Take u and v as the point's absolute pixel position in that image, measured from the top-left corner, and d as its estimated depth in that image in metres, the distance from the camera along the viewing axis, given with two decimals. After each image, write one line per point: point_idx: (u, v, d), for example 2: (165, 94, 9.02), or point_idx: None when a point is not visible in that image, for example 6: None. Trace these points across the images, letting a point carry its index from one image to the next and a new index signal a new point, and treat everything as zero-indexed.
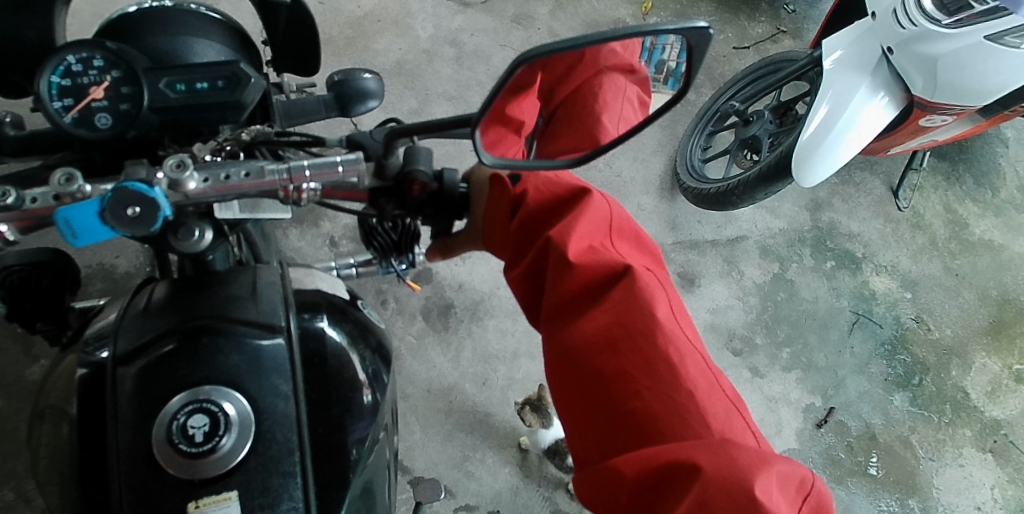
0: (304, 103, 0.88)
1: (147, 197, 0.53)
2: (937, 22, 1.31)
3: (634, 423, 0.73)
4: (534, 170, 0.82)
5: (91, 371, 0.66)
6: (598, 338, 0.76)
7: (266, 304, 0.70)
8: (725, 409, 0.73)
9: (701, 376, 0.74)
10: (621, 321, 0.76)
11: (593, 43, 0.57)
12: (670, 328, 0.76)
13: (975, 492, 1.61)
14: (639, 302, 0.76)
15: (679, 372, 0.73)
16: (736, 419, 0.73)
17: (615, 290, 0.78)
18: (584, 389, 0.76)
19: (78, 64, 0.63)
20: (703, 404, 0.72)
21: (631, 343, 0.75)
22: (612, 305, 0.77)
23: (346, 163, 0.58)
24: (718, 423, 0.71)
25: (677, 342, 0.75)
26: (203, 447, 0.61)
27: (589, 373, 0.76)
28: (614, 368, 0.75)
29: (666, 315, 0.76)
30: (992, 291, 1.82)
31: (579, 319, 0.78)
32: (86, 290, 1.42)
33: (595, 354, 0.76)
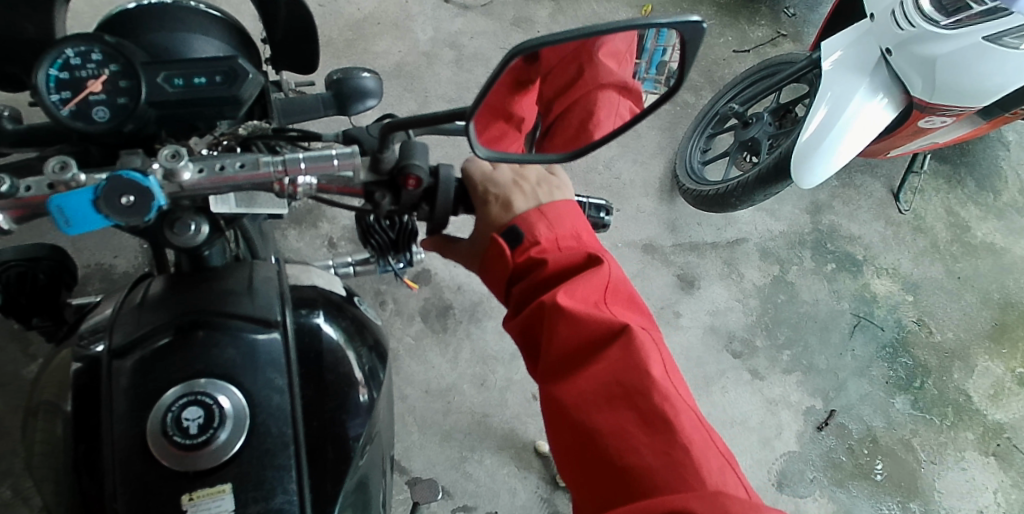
0: (302, 101, 0.88)
1: (141, 186, 0.54)
2: (936, 23, 1.31)
3: (631, 481, 0.72)
4: (535, 223, 0.76)
5: (86, 365, 0.66)
6: (594, 396, 0.75)
7: (262, 299, 0.70)
8: (722, 461, 0.71)
9: (696, 430, 0.72)
10: (617, 378, 0.74)
11: (586, 35, 0.56)
12: (666, 383, 0.74)
13: (977, 496, 1.60)
14: (634, 359, 0.75)
15: (676, 427, 0.72)
16: (732, 472, 0.71)
17: (610, 348, 0.76)
18: (581, 446, 0.75)
19: (77, 58, 0.63)
20: (698, 457, 0.70)
21: (627, 401, 0.74)
22: (607, 361, 0.75)
23: (341, 156, 0.58)
24: (714, 476, 0.70)
25: (672, 396, 0.73)
26: (197, 439, 0.61)
27: (585, 431, 0.75)
28: (611, 425, 0.73)
29: (660, 371, 0.75)
30: (993, 294, 1.81)
31: (575, 376, 0.76)
32: (85, 290, 1.42)
33: (591, 411, 0.74)
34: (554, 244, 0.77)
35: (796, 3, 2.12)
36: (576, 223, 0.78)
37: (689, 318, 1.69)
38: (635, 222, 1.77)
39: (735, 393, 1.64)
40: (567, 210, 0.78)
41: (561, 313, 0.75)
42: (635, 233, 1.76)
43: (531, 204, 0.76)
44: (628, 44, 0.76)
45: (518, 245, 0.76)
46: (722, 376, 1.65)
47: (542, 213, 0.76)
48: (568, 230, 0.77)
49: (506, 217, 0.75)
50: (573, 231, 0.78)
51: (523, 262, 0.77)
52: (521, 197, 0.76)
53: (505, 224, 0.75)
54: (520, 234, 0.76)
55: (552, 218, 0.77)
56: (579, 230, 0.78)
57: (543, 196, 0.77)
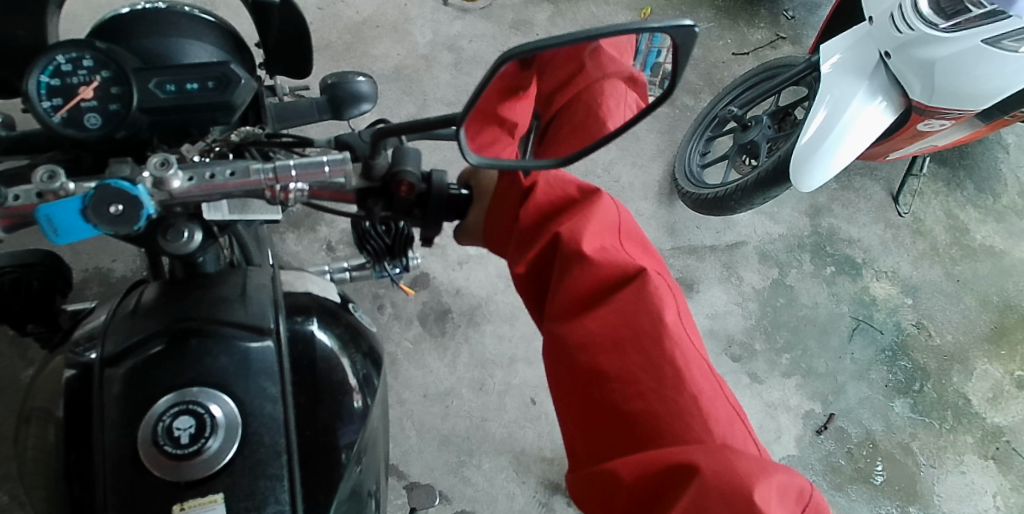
0: (297, 106, 0.88)
1: (130, 195, 0.53)
2: (935, 26, 1.31)
3: (634, 427, 0.68)
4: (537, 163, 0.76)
5: (78, 372, 0.65)
6: (603, 336, 0.71)
7: (255, 306, 0.69)
8: (730, 416, 0.69)
9: (706, 382, 0.69)
10: (628, 320, 0.70)
11: (577, 40, 0.56)
12: (679, 329, 0.70)
13: (977, 499, 1.60)
14: (649, 302, 0.71)
15: (686, 376, 0.68)
16: (739, 427, 0.69)
17: (624, 289, 0.72)
18: (586, 388, 0.71)
19: (68, 65, 0.63)
20: (707, 409, 0.67)
21: (638, 344, 0.70)
22: (619, 303, 0.71)
23: (332, 163, 0.57)
24: (721, 429, 0.67)
25: (683, 344, 0.70)
26: (188, 449, 0.61)
27: (592, 371, 0.71)
28: (619, 367, 0.69)
29: (674, 317, 0.71)
30: (993, 298, 1.81)
31: (585, 314, 0.72)
32: (83, 294, 1.42)
33: (599, 352, 0.71)
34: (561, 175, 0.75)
35: (796, 6, 2.12)
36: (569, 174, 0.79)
37: None
38: None
39: (734, 397, 1.64)
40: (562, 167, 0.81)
41: (576, 247, 0.72)
42: None
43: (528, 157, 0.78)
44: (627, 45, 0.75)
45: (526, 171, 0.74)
46: (721, 379, 1.65)
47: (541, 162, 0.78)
48: (570, 175, 0.77)
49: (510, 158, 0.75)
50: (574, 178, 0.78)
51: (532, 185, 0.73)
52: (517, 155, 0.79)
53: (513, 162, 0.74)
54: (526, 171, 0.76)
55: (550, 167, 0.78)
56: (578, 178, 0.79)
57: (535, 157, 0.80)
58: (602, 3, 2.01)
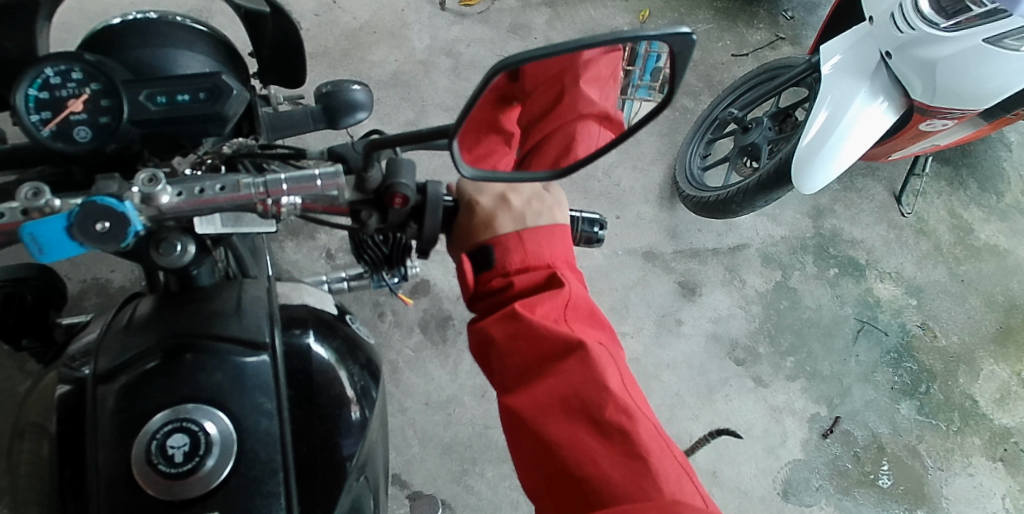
0: (291, 115, 0.86)
1: (117, 212, 0.52)
2: (935, 26, 1.29)
3: (588, 492, 0.70)
4: (509, 249, 0.74)
5: (72, 388, 0.64)
6: (550, 406, 0.74)
7: (250, 319, 0.68)
8: (679, 470, 0.70)
9: (653, 440, 0.71)
10: (574, 390, 0.73)
11: (572, 49, 0.55)
12: (623, 394, 0.73)
13: (985, 502, 1.58)
14: (593, 372, 0.73)
15: (633, 438, 0.70)
16: (688, 482, 0.70)
17: (568, 361, 0.74)
18: (539, 457, 0.73)
19: (56, 77, 0.62)
20: (656, 465, 0.69)
21: (584, 414, 0.72)
22: (565, 374, 0.74)
23: (325, 176, 0.57)
24: (670, 485, 0.68)
25: (629, 407, 0.72)
26: (183, 467, 0.59)
27: (543, 441, 0.73)
28: (567, 436, 0.72)
29: (618, 384, 0.74)
30: (998, 297, 1.79)
31: (533, 386, 0.75)
32: (82, 305, 1.41)
33: (547, 421, 0.73)
34: (523, 272, 0.75)
35: (794, 6, 2.11)
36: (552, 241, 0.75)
37: (691, 325, 1.68)
38: (635, 229, 1.75)
39: (738, 401, 1.62)
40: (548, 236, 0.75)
41: (519, 325, 0.75)
42: (635, 240, 1.74)
43: (515, 224, 0.73)
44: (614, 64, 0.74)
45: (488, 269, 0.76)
46: (725, 383, 1.63)
47: (520, 240, 0.74)
48: (544, 255, 0.75)
49: (485, 233, 0.73)
50: (550, 258, 0.75)
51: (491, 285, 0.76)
52: (507, 219, 0.73)
53: (480, 241, 0.73)
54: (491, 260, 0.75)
55: (529, 246, 0.74)
56: (557, 257, 0.76)
57: (530, 221, 0.74)
58: (600, 5, 2.00)
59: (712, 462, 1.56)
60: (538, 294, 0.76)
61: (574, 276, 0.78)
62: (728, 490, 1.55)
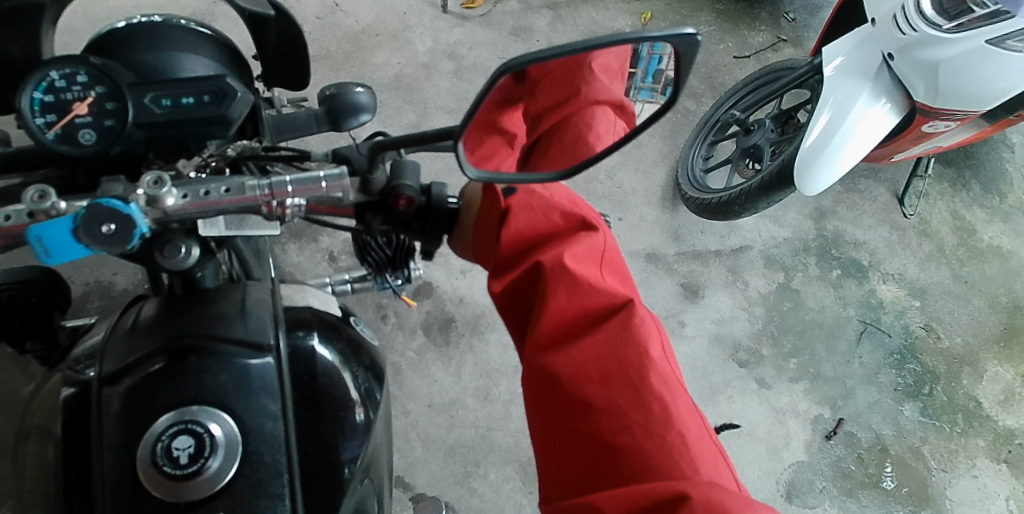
0: (296, 118, 0.88)
1: (122, 214, 0.52)
2: (938, 28, 1.30)
3: (617, 459, 0.65)
4: (528, 183, 0.75)
5: (77, 390, 0.64)
6: (588, 365, 0.69)
7: (254, 321, 0.68)
8: (714, 453, 0.66)
9: (691, 417, 0.66)
10: (613, 350, 0.69)
11: (576, 50, 0.55)
12: (664, 363, 0.69)
13: (989, 503, 1.58)
14: (635, 335, 0.70)
15: (672, 410, 0.66)
16: (723, 466, 0.66)
17: (610, 321, 0.71)
18: (570, 418, 0.68)
19: (62, 80, 0.62)
20: (693, 444, 0.65)
21: (624, 378, 0.67)
22: (606, 333, 0.70)
23: (329, 179, 0.57)
24: (706, 467, 0.64)
25: (669, 377, 0.68)
26: (188, 469, 0.59)
27: (578, 401, 0.68)
28: (605, 397, 0.67)
29: (659, 353, 0.70)
30: (1001, 298, 1.79)
31: (571, 343, 0.71)
32: (84, 308, 1.41)
33: (584, 381, 0.68)
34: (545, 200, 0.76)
35: (796, 8, 2.11)
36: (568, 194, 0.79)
37: (694, 327, 1.68)
38: (637, 231, 1.75)
39: (741, 403, 1.62)
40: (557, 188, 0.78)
41: (559, 273, 0.72)
42: (637, 242, 1.74)
43: (524, 170, 0.76)
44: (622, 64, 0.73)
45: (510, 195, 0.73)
46: (728, 385, 1.63)
47: (533, 179, 0.77)
48: (561, 195, 0.78)
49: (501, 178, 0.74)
50: (566, 199, 0.78)
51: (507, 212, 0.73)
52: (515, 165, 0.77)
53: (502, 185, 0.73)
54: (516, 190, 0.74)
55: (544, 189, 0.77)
56: (572, 200, 0.78)
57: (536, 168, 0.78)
58: (602, 8, 2.00)
59: None
60: (574, 243, 0.74)
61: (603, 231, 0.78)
62: None
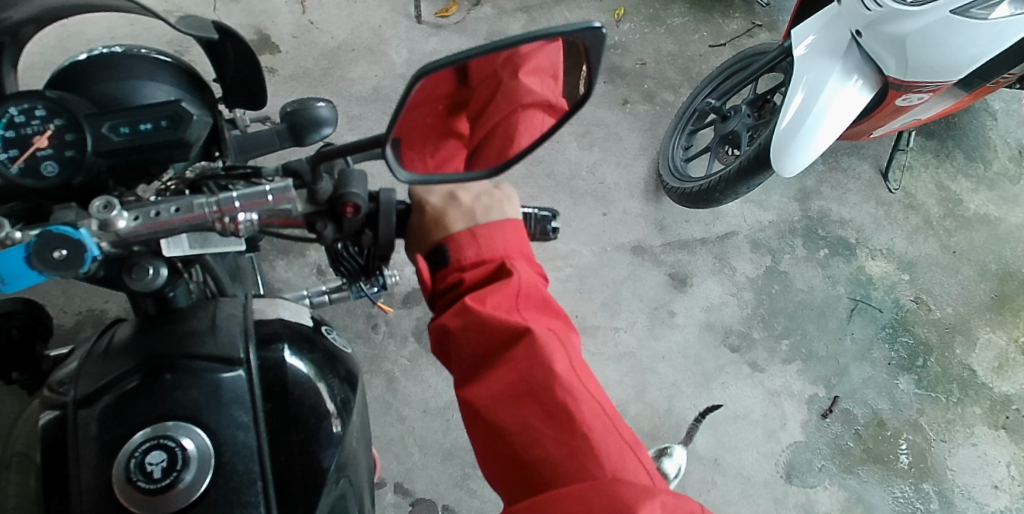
0: (258, 135, 0.89)
1: (72, 239, 0.55)
2: (902, 2, 1.33)
3: (533, 476, 0.70)
4: (461, 243, 0.75)
5: (56, 415, 0.66)
6: (499, 395, 0.73)
7: (225, 337, 0.70)
8: (622, 445, 0.70)
9: (597, 420, 0.71)
10: (520, 375, 0.73)
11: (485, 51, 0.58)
12: (569, 377, 0.73)
13: (991, 470, 1.58)
14: (540, 358, 0.73)
15: (577, 419, 0.70)
16: (632, 455, 0.70)
17: (517, 348, 0.74)
18: (489, 444, 0.73)
19: (21, 116, 0.64)
20: (598, 444, 0.69)
21: (532, 398, 0.72)
22: (514, 360, 0.74)
23: (275, 191, 0.59)
24: (614, 463, 0.69)
25: (575, 387, 0.72)
26: (161, 483, 0.61)
27: (494, 429, 0.73)
28: (517, 422, 0.72)
29: (565, 367, 0.73)
30: (991, 266, 1.80)
31: (485, 375, 0.75)
32: (77, 337, 1.43)
33: (498, 410, 0.73)
34: (478, 266, 0.75)
35: None
36: (510, 237, 0.76)
37: (684, 316, 1.69)
38: (622, 224, 1.77)
39: (735, 387, 1.63)
40: (502, 229, 0.76)
41: (466, 314, 0.74)
42: (623, 235, 1.76)
43: (465, 223, 0.75)
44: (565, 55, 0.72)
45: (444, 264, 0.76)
46: (722, 371, 1.64)
47: (473, 235, 0.75)
48: (498, 250, 0.75)
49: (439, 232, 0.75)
50: (503, 250, 0.75)
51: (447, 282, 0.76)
52: (457, 216, 0.75)
53: (435, 240, 0.75)
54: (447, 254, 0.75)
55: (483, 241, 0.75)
56: (510, 250, 0.76)
57: (479, 215, 0.75)
58: (575, 8, 2.02)
59: (713, 450, 1.56)
60: (489, 285, 0.75)
61: (524, 263, 0.76)
62: (732, 476, 1.55)
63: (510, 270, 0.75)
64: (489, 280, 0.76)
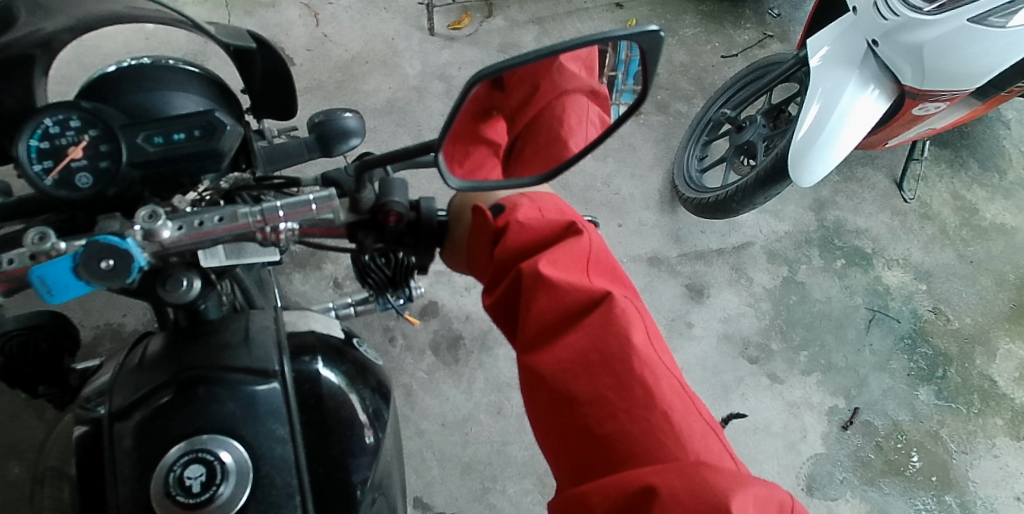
0: (287, 147, 0.89)
1: (119, 249, 0.55)
2: (918, 10, 1.31)
3: (605, 449, 0.66)
4: (516, 200, 0.75)
5: (90, 428, 0.65)
6: (572, 364, 0.70)
7: (259, 349, 0.69)
8: (704, 427, 0.66)
9: (677, 398, 0.67)
10: (595, 344, 0.70)
11: (545, 55, 0.57)
12: (647, 350, 0.69)
13: (1014, 483, 1.56)
14: (617, 326, 0.70)
15: (655, 393, 0.67)
16: (715, 440, 0.66)
17: (591, 316, 0.71)
18: (560, 417, 0.70)
19: (55, 127, 0.63)
20: (678, 423, 0.65)
21: (606, 367, 0.68)
22: (587, 329, 0.71)
23: (319, 200, 0.60)
24: (695, 444, 0.64)
25: (653, 362, 0.69)
26: (200, 497, 0.60)
27: (566, 399, 0.69)
28: (590, 392, 0.68)
29: (643, 338, 0.70)
30: (1008, 276, 1.79)
31: (555, 342, 0.72)
32: (95, 352, 1.43)
33: (570, 379, 0.69)
34: (535, 215, 0.75)
35: (780, 4, 2.14)
36: (558, 205, 0.78)
37: (701, 327, 1.68)
38: (637, 235, 1.76)
39: (754, 399, 1.62)
40: (547, 196, 0.79)
41: (537, 278, 0.71)
42: (639, 247, 1.75)
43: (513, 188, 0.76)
44: (591, 59, 0.69)
45: (501, 213, 0.74)
46: (740, 382, 1.63)
47: (525, 196, 0.77)
48: (552, 206, 0.77)
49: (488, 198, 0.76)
50: (561, 210, 0.77)
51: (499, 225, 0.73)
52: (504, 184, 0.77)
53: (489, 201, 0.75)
54: (505, 207, 0.74)
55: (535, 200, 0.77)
56: (568, 211, 0.78)
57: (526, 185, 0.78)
58: (587, 19, 2.03)
59: None
60: (557, 250, 0.73)
61: (591, 231, 0.77)
62: None
63: (580, 230, 0.75)
64: (558, 239, 0.75)
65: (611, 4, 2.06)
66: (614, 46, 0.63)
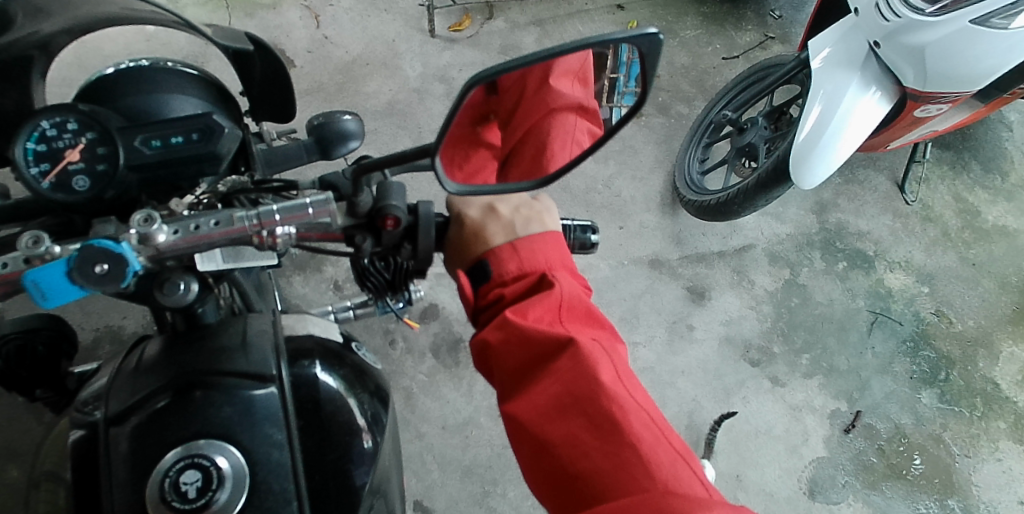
0: (286, 149, 0.88)
1: (114, 253, 0.54)
2: (920, 11, 1.30)
3: (580, 488, 0.68)
4: (503, 260, 0.75)
5: (85, 433, 0.64)
6: (543, 407, 0.72)
7: (256, 353, 0.68)
8: (674, 455, 0.68)
9: (645, 430, 0.69)
10: (564, 386, 0.72)
11: (542, 58, 0.56)
12: (615, 386, 0.71)
13: (1016, 486, 1.56)
14: (584, 366, 0.72)
15: (623, 427, 0.69)
16: (684, 465, 0.67)
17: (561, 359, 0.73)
18: (537, 460, 0.72)
19: (52, 129, 0.63)
20: (647, 454, 0.67)
21: (577, 408, 0.70)
22: (557, 372, 0.73)
23: (316, 204, 0.60)
24: (664, 472, 0.66)
25: (620, 398, 0.70)
26: (196, 503, 0.60)
27: (540, 443, 0.71)
28: (562, 434, 0.70)
29: (611, 375, 0.72)
30: (1011, 278, 1.78)
31: (529, 387, 0.74)
32: (95, 354, 1.42)
33: (543, 422, 0.71)
34: (519, 281, 0.75)
35: (782, 6, 2.13)
36: (551, 254, 0.76)
37: (703, 330, 1.67)
38: (638, 238, 1.75)
39: (756, 402, 1.61)
40: (544, 245, 0.76)
41: (510, 330, 0.74)
42: (640, 249, 1.74)
43: (506, 237, 0.75)
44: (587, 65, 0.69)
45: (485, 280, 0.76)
46: (742, 385, 1.62)
47: (514, 250, 0.75)
48: (540, 263, 0.75)
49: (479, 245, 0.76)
50: (546, 264, 0.75)
51: (488, 298, 0.76)
52: (496, 229, 0.76)
53: (477, 254, 0.76)
54: (489, 270, 0.75)
55: (524, 255, 0.75)
56: (553, 263, 0.75)
57: (520, 229, 0.76)
58: (588, 21, 2.02)
59: (734, 466, 1.54)
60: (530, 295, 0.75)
61: (569, 276, 0.76)
62: (754, 493, 1.52)
63: (552, 283, 0.74)
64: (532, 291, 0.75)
65: (613, 6, 2.06)
66: (610, 51, 0.62)
